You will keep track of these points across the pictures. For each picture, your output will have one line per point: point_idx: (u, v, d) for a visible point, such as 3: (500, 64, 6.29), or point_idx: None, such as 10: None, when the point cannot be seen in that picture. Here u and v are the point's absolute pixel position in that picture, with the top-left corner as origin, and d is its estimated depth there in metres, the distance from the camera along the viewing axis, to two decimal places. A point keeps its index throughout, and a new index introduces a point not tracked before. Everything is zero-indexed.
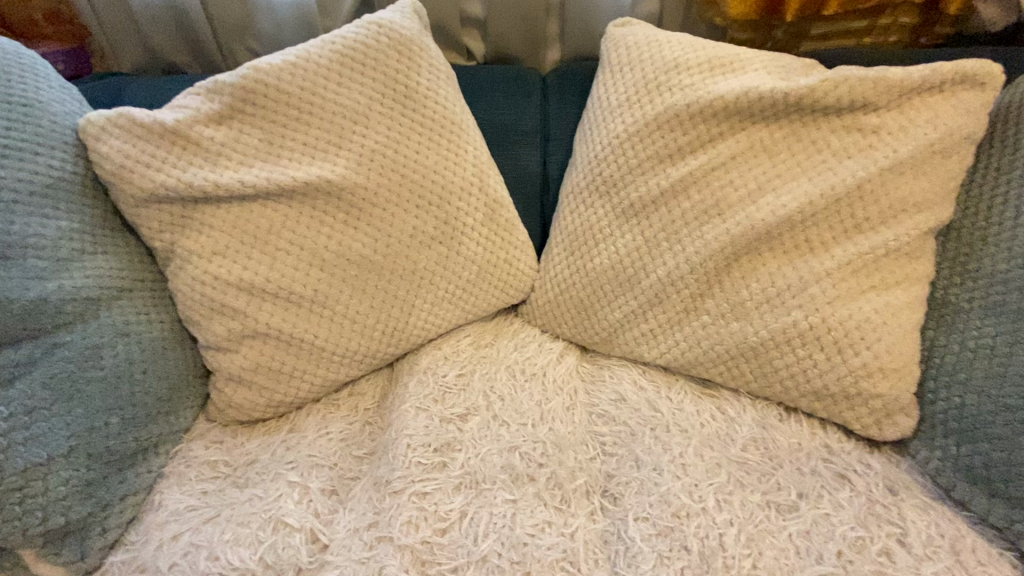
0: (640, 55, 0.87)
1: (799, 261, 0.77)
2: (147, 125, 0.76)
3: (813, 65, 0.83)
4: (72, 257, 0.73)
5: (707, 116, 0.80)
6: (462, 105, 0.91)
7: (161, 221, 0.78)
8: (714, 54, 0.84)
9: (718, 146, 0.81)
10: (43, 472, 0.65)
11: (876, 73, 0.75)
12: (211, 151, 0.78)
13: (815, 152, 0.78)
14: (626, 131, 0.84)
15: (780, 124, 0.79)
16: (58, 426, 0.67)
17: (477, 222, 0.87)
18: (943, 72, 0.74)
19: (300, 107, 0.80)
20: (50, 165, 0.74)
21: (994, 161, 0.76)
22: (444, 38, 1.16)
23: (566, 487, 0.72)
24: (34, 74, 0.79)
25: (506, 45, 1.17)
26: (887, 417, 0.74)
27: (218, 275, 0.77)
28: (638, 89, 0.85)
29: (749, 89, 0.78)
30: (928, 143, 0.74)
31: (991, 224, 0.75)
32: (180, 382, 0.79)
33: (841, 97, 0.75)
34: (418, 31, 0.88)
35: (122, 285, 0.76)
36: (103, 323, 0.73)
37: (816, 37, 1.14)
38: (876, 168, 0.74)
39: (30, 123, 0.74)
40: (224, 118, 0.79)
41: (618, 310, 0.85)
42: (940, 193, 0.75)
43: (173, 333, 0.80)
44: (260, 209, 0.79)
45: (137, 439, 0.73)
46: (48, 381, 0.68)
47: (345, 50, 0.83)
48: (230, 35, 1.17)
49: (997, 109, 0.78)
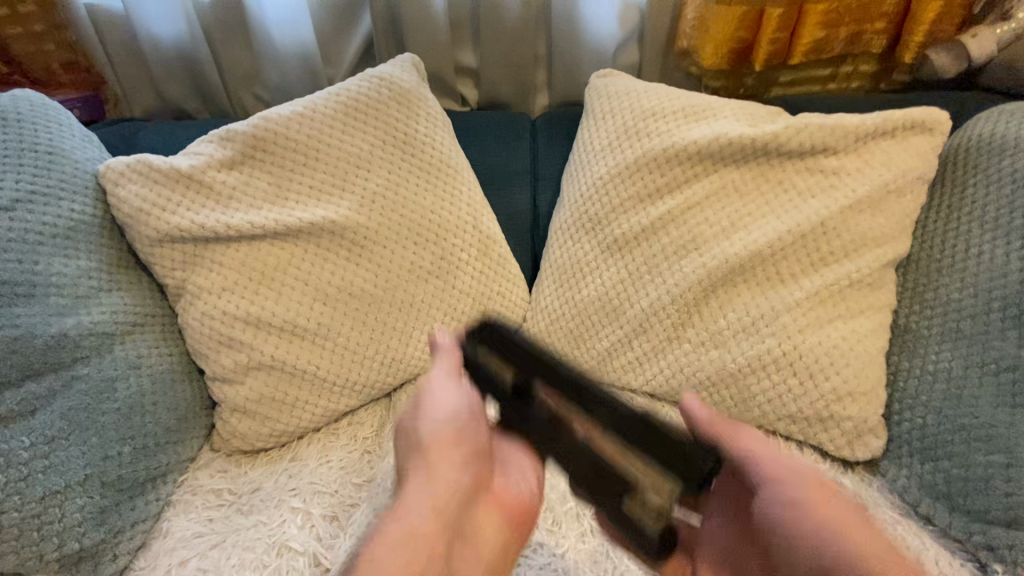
0: (620, 104, 0.95)
1: (770, 291, 0.82)
2: (164, 171, 0.82)
3: (778, 112, 0.91)
4: (90, 294, 0.77)
5: (682, 159, 0.87)
6: (457, 149, 0.97)
7: (174, 259, 0.82)
8: (687, 103, 0.91)
9: (694, 187, 0.88)
10: (61, 500, 0.68)
11: (832, 122, 0.83)
12: (224, 195, 0.84)
13: (782, 192, 0.85)
14: (609, 172, 0.91)
15: (749, 167, 0.86)
16: (75, 455, 0.71)
17: (472, 257, 0.93)
18: (894, 120, 0.82)
19: (306, 153, 0.87)
20: (72, 209, 0.79)
21: (945, 199, 0.84)
22: (440, 85, 1.24)
23: (557, 509, 0.75)
24: (58, 124, 0.85)
25: (498, 92, 1.25)
26: (858, 439, 0.78)
27: (226, 310, 0.82)
28: (618, 134, 0.93)
29: (719, 135, 0.86)
30: (883, 183, 0.81)
31: (945, 256, 0.81)
32: (187, 413, 0.82)
33: (803, 142, 0.83)
34: (416, 83, 0.95)
35: (135, 320, 0.81)
36: (117, 357, 0.77)
37: (784, 84, 1.22)
38: (838, 206, 0.81)
39: (54, 170, 0.80)
40: (236, 163, 0.85)
41: (605, 339, 0.90)
42: (897, 229, 0.82)
43: (182, 365, 0.84)
44: (268, 248, 0.84)
45: (147, 468, 0.76)
46: (66, 413, 0.72)
47: (349, 102, 0.90)
48: (238, 84, 1.25)
49: (946, 153, 0.86)
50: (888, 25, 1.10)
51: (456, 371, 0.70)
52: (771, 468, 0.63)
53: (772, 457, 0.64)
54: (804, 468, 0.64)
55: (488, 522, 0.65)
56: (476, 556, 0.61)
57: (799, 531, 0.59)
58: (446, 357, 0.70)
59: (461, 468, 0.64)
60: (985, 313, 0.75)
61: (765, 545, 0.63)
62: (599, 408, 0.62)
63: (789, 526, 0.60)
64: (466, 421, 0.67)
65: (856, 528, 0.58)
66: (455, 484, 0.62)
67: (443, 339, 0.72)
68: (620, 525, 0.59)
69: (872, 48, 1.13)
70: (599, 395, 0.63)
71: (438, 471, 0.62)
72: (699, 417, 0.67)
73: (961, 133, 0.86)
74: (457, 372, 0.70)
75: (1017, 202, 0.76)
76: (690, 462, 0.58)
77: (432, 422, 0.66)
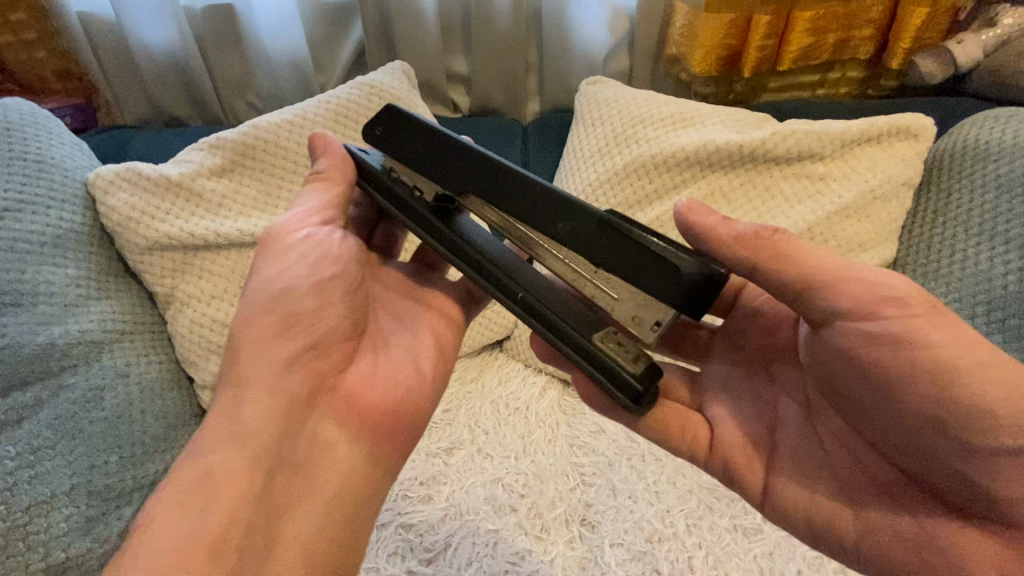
0: (609, 110, 0.95)
1: None
2: (154, 180, 0.82)
3: (766, 119, 0.92)
4: (79, 302, 0.77)
5: (671, 166, 0.88)
6: None
7: (162, 267, 0.82)
8: (676, 109, 0.92)
9: (682, 193, 0.88)
10: (47, 510, 0.68)
11: (819, 128, 0.84)
12: (213, 203, 0.84)
13: (769, 198, 0.85)
14: (598, 178, 0.92)
15: (737, 173, 0.87)
16: (61, 464, 0.71)
17: None
18: (880, 126, 0.83)
19: (296, 161, 0.87)
20: (61, 218, 0.79)
21: (932, 204, 0.84)
22: (432, 92, 1.25)
23: (546, 516, 0.75)
24: (48, 132, 0.85)
25: (489, 99, 1.25)
26: None
27: (216, 318, 0.82)
28: (608, 141, 0.93)
29: (707, 141, 0.86)
30: (869, 189, 0.82)
31: (931, 260, 0.82)
32: (177, 421, 0.82)
33: (789, 149, 0.84)
34: (406, 90, 0.96)
35: (124, 328, 0.81)
36: (105, 365, 0.77)
37: (774, 90, 1.23)
38: (824, 212, 0.82)
39: (43, 179, 0.80)
40: (225, 171, 0.85)
41: None
42: (883, 234, 0.82)
43: (171, 373, 0.84)
44: None
45: (135, 477, 0.75)
46: (52, 422, 0.72)
47: (339, 109, 0.90)
48: (230, 91, 1.25)
49: (932, 158, 0.87)
50: (874, 31, 1.11)
51: (319, 210, 0.62)
52: (801, 270, 0.49)
53: (860, 282, 0.49)
54: (923, 346, 0.49)
55: (396, 327, 0.67)
56: (376, 376, 0.62)
57: (915, 365, 0.49)
58: (323, 169, 0.64)
59: (321, 291, 0.60)
60: (970, 317, 0.76)
61: (837, 356, 0.53)
62: (530, 198, 0.50)
63: (887, 345, 0.49)
64: (331, 262, 0.61)
65: (941, 330, 0.49)
66: (321, 291, 0.60)
67: (319, 167, 0.64)
68: (585, 363, 0.50)
69: (860, 54, 1.14)
70: (538, 197, 0.50)
71: (294, 340, 0.58)
72: (709, 219, 0.50)
73: (946, 138, 0.87)
74: (335, 211, 0.62)
75: (1001, 207, 0.77)
76: (660, 261, 0.45)
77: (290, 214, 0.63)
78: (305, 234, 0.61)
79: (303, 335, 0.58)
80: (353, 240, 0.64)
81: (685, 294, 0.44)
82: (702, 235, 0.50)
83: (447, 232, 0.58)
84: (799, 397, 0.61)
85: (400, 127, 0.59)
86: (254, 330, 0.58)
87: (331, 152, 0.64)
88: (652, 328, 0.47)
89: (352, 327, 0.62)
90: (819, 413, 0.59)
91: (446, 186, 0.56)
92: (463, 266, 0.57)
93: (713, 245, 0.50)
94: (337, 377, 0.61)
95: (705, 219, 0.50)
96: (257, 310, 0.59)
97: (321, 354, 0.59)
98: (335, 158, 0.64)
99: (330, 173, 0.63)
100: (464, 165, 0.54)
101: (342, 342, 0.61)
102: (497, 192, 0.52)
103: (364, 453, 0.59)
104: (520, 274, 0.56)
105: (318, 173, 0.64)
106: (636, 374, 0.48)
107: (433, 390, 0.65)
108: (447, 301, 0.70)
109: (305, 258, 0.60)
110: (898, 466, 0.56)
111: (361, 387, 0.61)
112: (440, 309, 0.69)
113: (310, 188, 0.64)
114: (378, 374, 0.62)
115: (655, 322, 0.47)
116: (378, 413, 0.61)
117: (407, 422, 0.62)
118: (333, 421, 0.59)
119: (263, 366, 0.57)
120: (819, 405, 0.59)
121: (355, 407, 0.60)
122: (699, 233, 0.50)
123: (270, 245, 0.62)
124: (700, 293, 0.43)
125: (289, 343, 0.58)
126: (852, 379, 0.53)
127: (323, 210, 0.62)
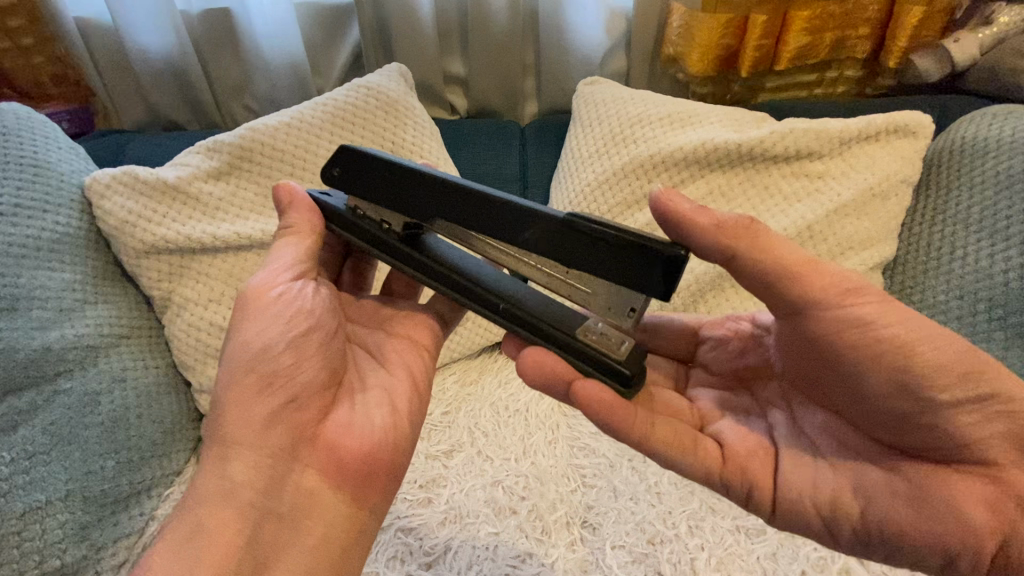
0: (607, 110, 0.95)
1: None
2: (149, 183, 0.81)
3: (764, 118, 0.92)
4: (75, 307, 0.77)
5: (670, 165, 0.88)
6: (445, 157, 0.97)
7: (159, 270, 0.81)
8: (673, 109, 0.92)
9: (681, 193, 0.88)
10: (42, 516, 0.67)
11: (817, 126, 0.84)
12: (210, 206, 0.84)
13: (768, 197, 0.85)
14: (596, 178, 0.91)
15: (736, 172, 0.87)
16: (57, 470, 0.70)
17: None
18: (878, 124, 0.83)
19: (293, 163, 0.87)
20: (56, 222, 0.79)
21: (931, 202, 0.84)
22: (429, 94, 1.24)
23: (547, 518, 0.74)
24: (44, 136, 0.85)
25: (486, 101, 1.25)
26: None
27: (213, 322, 0.82)
28: (606, 140, 0.93)
29: (705, 140, 0.86)
30: (868, 186, 0.82)
31: (931, 258, 0.82)
32: (174, 426, 0.81)
33: (788, 147, 0.84)
34: (403, 92, 0.96)
35: (121, 332, 0.80)
36: (101, 370, 0.77)
37: (771, 90, 1.23)
38: (824, 210, 0.82)
39: (39, 183, 0.80)
40: (223, 173, 0.85)
41: None
42: (883, 232, 0.82)
43: (169, 378, 0.84)
44: (255, 258, 0.84)
45: (131, 483, 0.75)
46: (47, 428, 0.71)
47: (337, 112, 0.90)
48: (228, 95, 1.25)
49: (931, 155, 0.87)
50: (870, 31, 1.12)
51: (293, 265, 0.61)
52: (771, 267, 0.48)
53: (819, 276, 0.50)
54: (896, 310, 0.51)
55: (372, 373, 0.65)
56: (355, 421, 0.60)
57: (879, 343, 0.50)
58: (289, 223, 0.63)
59: (296, 344, 0.59)
60: (971, 314, 0.75)
61: (805, 344, 0.54)
62: (499, 212, 0.52)
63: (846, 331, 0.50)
64: (301, 317, 0.59)
65: (893, 313, 0.50)
66: (297, 347, 0.59)
67: (287, 220, 0.63)
68: (573, 360, 0.52)
69: (856, 53, 1.15)
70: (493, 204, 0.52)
71: (274, 395, 0.57)
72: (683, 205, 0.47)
73: (945, 136, 0.86)
74: (307, 263, 0.62)
75: (1000, 203, 0.77)
76: (628, 256, 0.47)
77: (260, 275, 0.61)
78: (278, 292, 0.60)
79: (285, 382, 0.57)
80: (325, 292, 0.63)
81: (652, 280, 0.47)
82: (673, 217, 0.47)
83: (421, 255, 0.60)
84: (780, 399, 0.61)
85: (359, 163, 0.60)
86: (233, 392, 0.57)
87: (296, 201, 0.64)
88: (629, 315, 0.50)
89: (327, 373, 0.60)
90: (804, 408, 0.59)
91: (416, 215, 0.57)
92: (442, 285, 0.59)
93: (684, 235, 0.47)
94: (317, 427, 0.59)
95: (679, 202, 0.47)
96: (236, 372, 0.58)
97: (299, 397, 0.58)
98: (302, 210, 0.63)
99: (295, 226, 0.63)
100: (432, 192, 0.55)
101: (320, 391, 0.60)
102: (468, 209, 0.54)
103: (348, 498, 0.58)
104: (494, 285, 0.58)
105: (283, 229, 0.64)
106: (622, 359, 0.50)
107: (413, 429, 0.63)
108: (418, 330, 0.68)
109: (278, 313, 0.59)
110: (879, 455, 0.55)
111: (339, 434, 0.59)
112: (416, 354, 0.68)
113: (277, 244, 0.63)
114: (354, 422, 0.60)
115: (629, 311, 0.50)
116: (357, 460, 0.58)
117: (386, 467, 0.60)
118: (316, 471, 0.58)
119: (243, 423, 0.56)
120: (801, 402, 0.59)
121: (335, 455, 0.58)
122: (672, 222, 0.48)
123: (244, 306, 0.60)
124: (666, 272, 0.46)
125: (264, 394, 0.57)
126: (823, 367, 0.54)
127: (294, 263, 0.61)
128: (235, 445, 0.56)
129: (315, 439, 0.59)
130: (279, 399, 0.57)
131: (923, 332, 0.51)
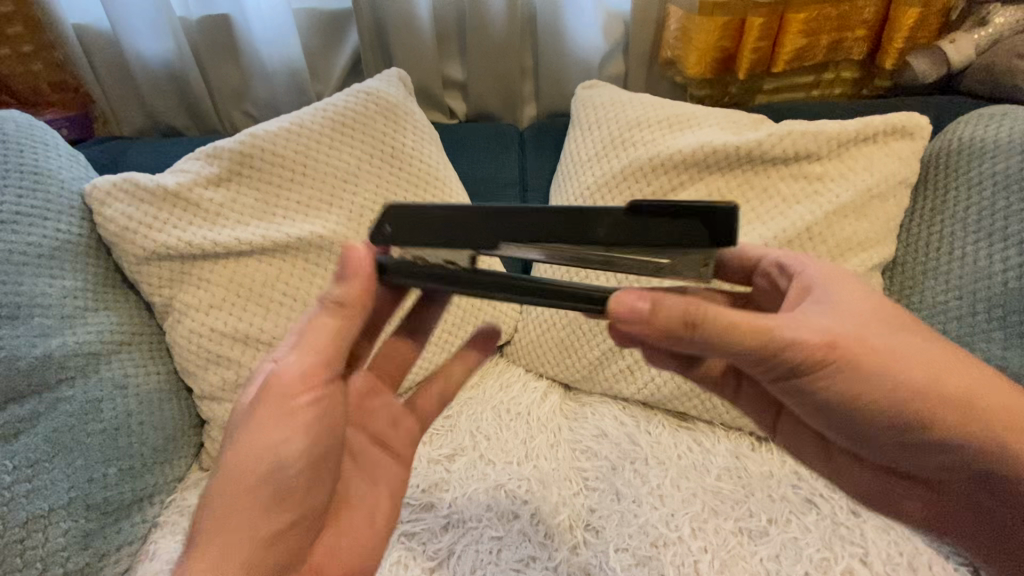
0: (606, 114, 0.96)
1: None
2: (150, 189, 0.81)
3: (762, 119, 0.92)
4: (76, 313, 0.77)
5: (668, 168, 0.88)
6: (445, 162, 0.97)
7: (160, 277, 0.81)
8: (671, 112, 0.92)
9: (680, 195, 0.88)
10: (44, 524, 0.67)
11: (815, 128, 0.84)
12: (211, 212, 0.83)
13: (768, 199, 0.85)
14: (596, 182, 0.91)
15: (734, 174, 0.87)
16: (59, 478, 0.70)
17: None
18: (875, 126, 0.83)
19: (293, 169, 0.87)
20: (57, 229, 0.79)
21: (929, 202, 0.84)
22: (428, 99, 1.24)
23: (549, 522, 0.74)
24: (43, 144, 0.85)
25: (485, 105, 1.26)
26: None
27: (214, 327, 0.81)
28: (605, 145, 0.93)
29: (704, 143, 0.86)
30: (866, 188, 0.82)
31: (931, 258, 0.82)
32: (175, 432, 0.82)
33: (786, 149, 0.84)
34: (403, 97, 0.96)
35: (122, 339, 0.80)
36: (103, 377, 0.77)
37: (769, 91, 1.23)
38: (823, 212, 0.82)
39: (40, 190, 0.79)
40: (223, 180, 0.85)
41: (596, 348, 0.87)
42: (882, 233, 0.83)
43: (170, 384, 0.83)
44: (256, 264, 0.83)
45: (133, 490, 0.75)
46: (50, 436, 0.71)
47: (336, 117, 0.90)
48: (226, 101, 1.25)
49: (929, 156, 0.87)
50: (868, 32, 1.12)
51: (328, 366, 0.55)
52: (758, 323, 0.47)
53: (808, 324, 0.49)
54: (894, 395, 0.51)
55: (356, 484, 0.64)
56: (341, 545, 0.61)
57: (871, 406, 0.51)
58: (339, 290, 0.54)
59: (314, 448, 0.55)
60: (970, 314, 0.76)
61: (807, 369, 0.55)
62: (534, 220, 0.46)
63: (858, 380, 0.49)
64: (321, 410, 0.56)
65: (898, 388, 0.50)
66: (315, 467, 0.56)
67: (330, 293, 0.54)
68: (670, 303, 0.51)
69: (854, 55, 1.15)
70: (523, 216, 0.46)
71: (282, 514, 0.55)
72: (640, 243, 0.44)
73: (943, 137, 0.87)
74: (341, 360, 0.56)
75: (998, 203, 0.77)
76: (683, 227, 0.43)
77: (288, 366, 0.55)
78: (312, 397, 0.55)
79: (298, 496, 0.55)
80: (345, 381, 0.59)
81: (709, 229, 0.43)
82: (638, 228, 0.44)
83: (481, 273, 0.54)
84: None
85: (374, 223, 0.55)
86: (232, 500, 0.53)
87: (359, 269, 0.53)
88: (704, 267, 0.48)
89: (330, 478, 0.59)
90: None
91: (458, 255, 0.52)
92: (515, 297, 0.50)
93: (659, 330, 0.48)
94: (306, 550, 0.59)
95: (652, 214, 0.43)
96: (244, 481, 0.53)
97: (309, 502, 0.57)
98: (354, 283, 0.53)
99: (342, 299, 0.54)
100: (473, 221, 0.47)
101: (317, 516, 0.59)
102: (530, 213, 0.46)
103: None
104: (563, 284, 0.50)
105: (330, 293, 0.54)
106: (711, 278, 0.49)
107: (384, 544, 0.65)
108: (406, 441, 0.69)
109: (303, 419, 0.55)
110: (886, 468, 0.59)
111: (325, 559, 0.60)
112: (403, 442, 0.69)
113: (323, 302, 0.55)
114: (342, 546, 0.61)
115: (703, 263, 0.47)
116: None
117: None
118: None
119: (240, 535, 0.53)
120: None
121: None
122: (631, 321, 0.47)
123: (267, 401, 0.55)
124: (727, 226, 0.42)
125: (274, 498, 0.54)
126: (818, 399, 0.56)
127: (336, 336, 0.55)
128: (219, 544, 0.52)
129: (301, 562, 0.58)
130: (287, 517, 0.55)
131: (922, 362, 0.51)
